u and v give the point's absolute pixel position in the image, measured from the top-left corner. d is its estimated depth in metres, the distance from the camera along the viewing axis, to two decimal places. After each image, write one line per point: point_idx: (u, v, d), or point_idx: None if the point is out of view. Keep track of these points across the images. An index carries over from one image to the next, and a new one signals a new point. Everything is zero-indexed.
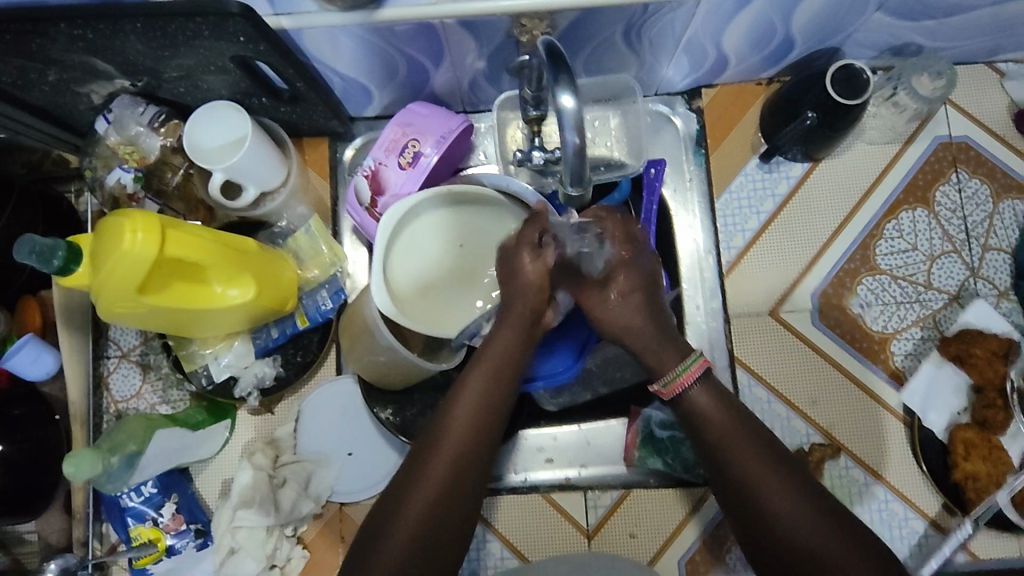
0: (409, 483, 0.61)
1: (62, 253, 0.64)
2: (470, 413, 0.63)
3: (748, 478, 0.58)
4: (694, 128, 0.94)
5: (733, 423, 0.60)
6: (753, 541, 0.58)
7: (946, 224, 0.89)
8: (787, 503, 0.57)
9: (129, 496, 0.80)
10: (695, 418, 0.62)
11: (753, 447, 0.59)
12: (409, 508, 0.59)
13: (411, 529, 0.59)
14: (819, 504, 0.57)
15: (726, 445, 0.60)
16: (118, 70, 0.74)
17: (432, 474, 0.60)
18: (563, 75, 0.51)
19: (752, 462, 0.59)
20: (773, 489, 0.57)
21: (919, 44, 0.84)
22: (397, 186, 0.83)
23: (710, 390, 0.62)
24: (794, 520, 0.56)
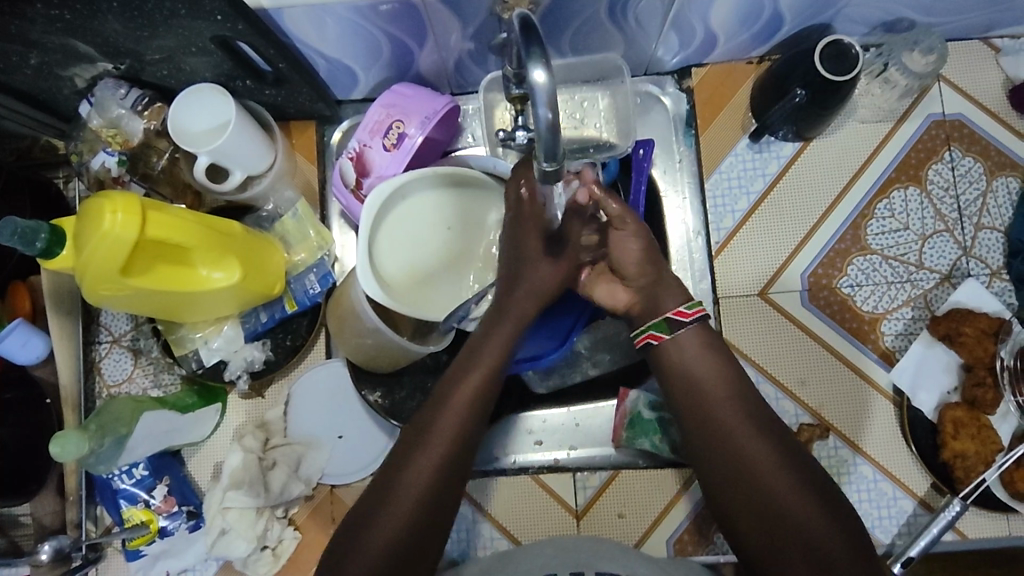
0: (422, 437, 0.66)
1: (45, 235, 0.65)
2: (482, 379, 0.69)
3: (729, 423, 0.64)
4: (684, 109, 0.93)
5: (720, 375, 0.67)
6: (724, 485, 0.63)
7: (939, 203, 0.89)
8: (763, 449, 0.63)
9: (121, 478, 0.81)
10: (683, 364, 0.68)
11: (731, 396, 0.66)
12: (417, 475, 0.64)
13: (418, 494, 0.64)
14: (791, 456, 0.63)
15: (711, 393, 0.66)
16: (99, 52, 0.73)
17: (443, 431, 0.66)
18: (535, 49, 0.51)
19: (733, 410, 0.65)
20: (750, 436, 0.64)
21: (911, 19, 0.83)
22: (381, 168, 0.83)
23: (698, 338, 0.69)
24: (769, 466, 0.62)
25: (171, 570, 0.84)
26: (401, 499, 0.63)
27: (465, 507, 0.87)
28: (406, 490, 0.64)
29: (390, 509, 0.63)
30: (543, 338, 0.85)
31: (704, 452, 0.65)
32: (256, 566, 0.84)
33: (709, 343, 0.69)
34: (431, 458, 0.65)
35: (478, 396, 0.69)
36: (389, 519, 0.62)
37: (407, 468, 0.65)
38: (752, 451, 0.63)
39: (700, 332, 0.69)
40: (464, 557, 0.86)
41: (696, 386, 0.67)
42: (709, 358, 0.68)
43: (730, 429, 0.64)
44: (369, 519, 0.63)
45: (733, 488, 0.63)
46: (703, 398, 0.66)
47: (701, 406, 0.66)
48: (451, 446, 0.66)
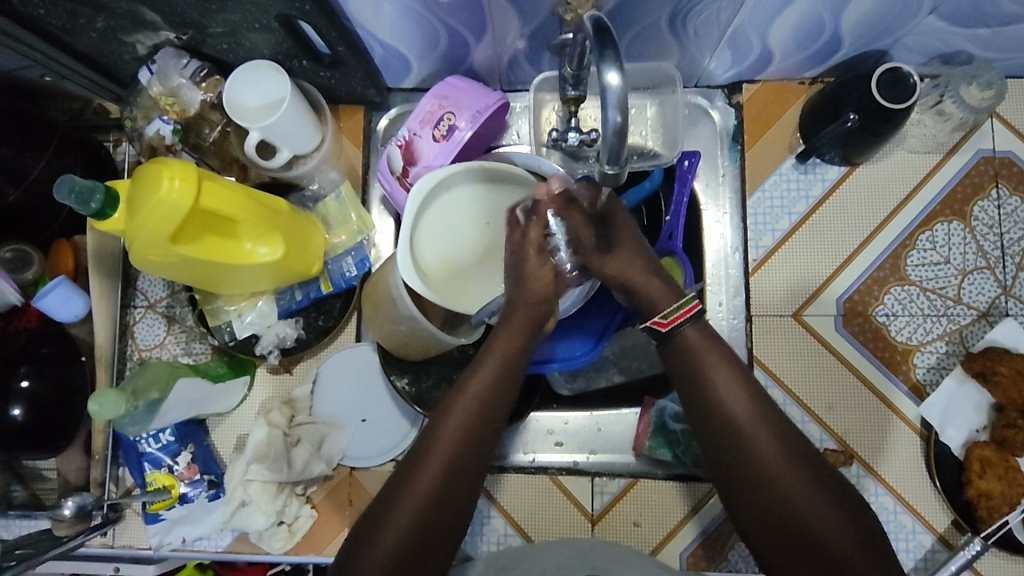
0: (426, 448, 0.62)
1: (100, 197, 0.66)
2: (488, 380, 0.65)
3: (756, 449, 0.60)
4: (731, 124, 0.92)
5: (728, 372, 0.63)
6: (751, 512, 0.60)
7: (982, 240, 0.88)
8: (795, 478, 0.59)
9: (147, 442, 0.82)
10: (701, 379, 0.63)
11: (743, 398, 0.62)
12: (419, 486, 0.61)
13: (419, 506, 0.60)
14: (826, 483, 0.60)
15: (722, 397, 0.62)
16: (165, 21, 0.75)
17: (448, 440, 0.62)
18: (609, 52, 0.53)
19: (760, 434, 0.60)
20: (767, 445, 0.60)
21: (970, 53, 0.82)
22: (429, 158, 0.84)
23: (705, 339, 0.65)
24: (801, 494, 0.59)
25: (187, 537, 0.85)
26: (404, 513, 0.60)
27: (481, 501, 0.87)
28: (410, 502, 0.60)
29: (395, 521, 0.60)
30: (573, 340, 0.85)
31: (721, 461, 0.62)
32: (271, 540, 0.84)
33: (724, 352, 0.64)
34: (436, 469, 0.61)
35: (488, 401, 0.65)
36: (392, 531, 0.60)
37: (412, 481, 0.61)
38: (781, 480, 0.59)
39: (701, 334, 0.65)
40: (476, 551, 0.86)
41: (713, 407, 0.62)
42: (727, 371, 0.63)
43: (757, 455, 0.60)
44: (372, 532, 0.60)
45: (761, 517, 0.60)
46: (709, 401, 0.62)
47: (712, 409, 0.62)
48: (459, 455, 0.62)
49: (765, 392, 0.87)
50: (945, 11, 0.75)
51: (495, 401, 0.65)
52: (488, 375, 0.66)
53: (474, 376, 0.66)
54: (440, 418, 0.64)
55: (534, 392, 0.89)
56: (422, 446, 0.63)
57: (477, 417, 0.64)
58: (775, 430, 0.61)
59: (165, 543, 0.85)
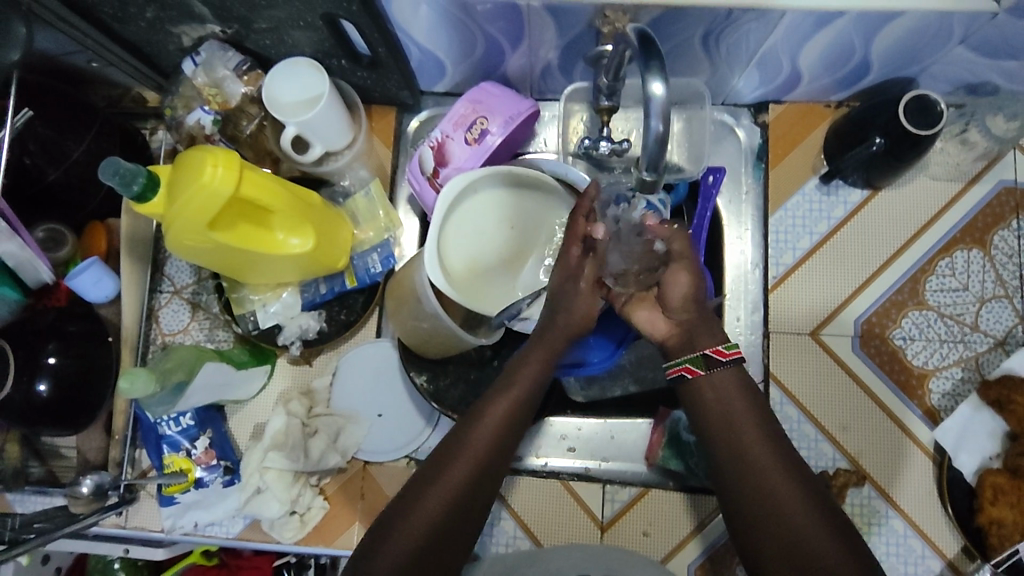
0: (447, 455, 0.64)
1: (142, 180, 0.68)
2: (514, 398, 0.67)
3: (772, 481, 0.61)
4: (756, 142, 0.94)
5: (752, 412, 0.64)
6: (759, 536, 0.60)
7: (1001, 269, 0.89)
8: (805, 505, 0.60)
9: (167, 425, 0.84)
10: (719, 406, 0.65)
11: (766, 437, 0.63)
12: (439, 489, 0.62)
13: (437, 509, 0.61)
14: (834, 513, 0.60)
15: (746, 435, 0.63)
16: (213, 15, 0.77)
17: (470, 450, 0.64)
18: (652, 63, 0.54)
19: (770, 462, 0.62)
20: (785, 481, 0.61)
21: (996, 84, 0.83)
22: (460, 160, 0.85)
23: (735, 376, 0.66)
24: (809, 519, 0.59)
25: (199, 522, 0.86)
26: (422, 515, 0.61)
27: (492, 502, 0.88)
28: (428, 506, 0.61)
29: (413, 521, 0.61)
30: (592, 346, 0.85)
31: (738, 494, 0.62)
32: (283, 530, 0.85)
33: (746, 383, 0.66)
34: (456, 476, 0.63)
35: (511, 417, 0.66)
36: (409, 532, 0.61)
37: (431, 485, 0.62)
38: (790, 506, 0.60)
39: (737, 375, 0.66)
40: (485, 552, 0.86)
41: (728, 432, 0.64)
42: (745, 400, 0.65)
43: (768, 481, 0.61)
44: (389, 530, 0.61)
45: (768, 539, 0.60)
46: (733, 438, 0.63)
47: (735, 445, 0.63)
48: (478, 465, 0.64)
49: (779, 408, 0.87)
50: (973, 42, 0.76)
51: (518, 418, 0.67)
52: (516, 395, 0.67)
53: (499, 391, 0.67)
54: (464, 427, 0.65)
55: (548, 396, 0.91)
56: (444, 453, 0.64)
57: (501, 426, 0.65)
58: (793, 469, 0.62)
59: (177, 527, 0.86)
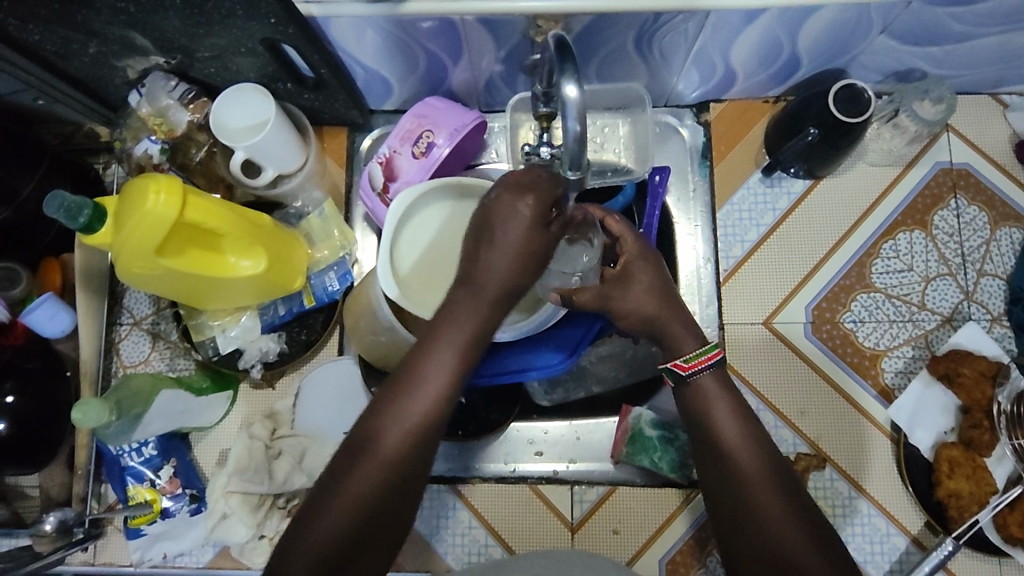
0: (360, 451, 0.60)
1: (88, 212, 0.68)
2: (438, 381, 0.61)
3: (748, 483, 0.60)
4: (700, 141, 0.96)
5: (733, 416, 0.63)
6: (740, 535, 0.59)
7: (943, 247, 0.91)
8: (770, 495, 0.59)
9: (130, 455, 0.83)
10: (699, 407, 0.64)
11: (748, 441, 0.62)
12: (358, 479, 0.59)
13: (358, 500, 0.58)
14: (802, 506, 0.59)
15: (726, 442, 0.62)
16: (154, 46, 0.78)
17: (379, 451, 0.59)
18: (568, 66, 0.56)
19: (749, 461, 0.61)
20: (761, 484, 0.60)
21: (924, 70, 0.87)
22: (409, 175, 0.87)
23: (716, 382, 0.65)
24: (773, 514, 0.58)
25: (168, 553, 0.86)
26: (345, 506, 0.58)
27: (462, 512, 0.88)
28: (342, 509, 0.58)
29: (335, 513, 0.58)
30: (549, 349, 0.87)
31: (719, 498, 0.61)
32: (253, 555, 0.83)
33: (727, 387, 0.65)
34: (371, 471, 0.59)
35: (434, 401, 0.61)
36: (333, 525, 0.57)
37: (342, 484, 0.59)
38: (765, 507, 0.59)
39: (716, 380, 0.65)
40: (459, 563, 0.86)
41: (706, 430, 0.63)
42: (725, 403, 0.64)
43: (738, 477, 0.61)
44: (313, 521, 0.58)
45: (745, 542, 0.59)
46: (713, 443, 0.63)
47: (714, 450, 0.62)
48: (401, 452, 0.60)
49: (739, 397, 0.89)
50: (894, 31, 0.79)
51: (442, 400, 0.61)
52: (441, 372, 0.61)
53: (424, 373, 0.61)
54: (374, 424, 0.60)
55: (513, 402, 0.92)
56: (350, 455, 0.60)
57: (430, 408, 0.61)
58: (771, 475, 0.60)
59: (145, 560, 0.86)
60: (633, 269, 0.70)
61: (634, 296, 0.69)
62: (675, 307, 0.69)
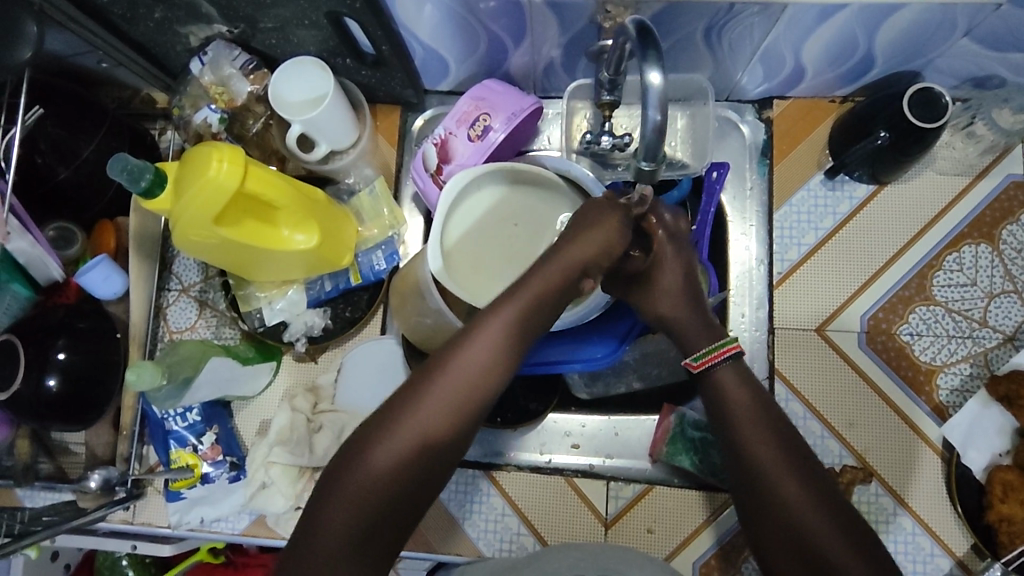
0: (401, 407, 0.59)
1: (150, 176, 0.68)
2: (491, 348, 0.61)
3: (773, 474, 0.59)
4: (761, 139, 0.93)
5: (753, 403, 0.63)
6: (765, 524, 0.59)
7: (1010, 264, 0.88)
8: (796, 486, 0.58)
9: (174, 420, 0.85)
10: (719, 395, 0.64)
11: (771, 429, 0.62)
12: (396, 438, 0.58)
13: (393, 459, 0.57)
14: (841, 507, 0.58)
15: (747, 431, 0.62)
16: (219, 14, 0.78)
17: (399, 434, 0.58)
18: (651, 54, 0.55)
19: (774, 451, 0.60)
20: (788, 475, 0.59)
21: (1002, 77, 0.83)
22: (464, 157, 0.86)
23: (734, 375, 0.65)
24: (809, 513, 0.57)
25: (205, 518, 0.87)
26: (378, 466, 0.57)
27: (496, 498, 0.88)
28: (376, 466, 0.57)
29: (369, 470, 0.57)
30: (594, 342, 0.85)
31: (740, 486, 0.61)
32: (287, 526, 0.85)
33: (744, 379, 0.65)
34: (410, 430, 0.58)
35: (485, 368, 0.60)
36: (366, 481, 0.57)
37: (382, 440, 0.58)
38: (796, 499, 0.58)
39: (735, 370, 0.66)
40: (489, 549, 0.86)
41: (729, 419, 0.63)
42: (746, 392, 0.64)
43: (759, 463, 0.60)
44: (346, 477, 0.57)
45: (772, 530, 0.58)
46: (734, 431, 0.62)
47: (736, 438, 0.62)
48: (446, 414, 0.59)
49: (785, 405, 0.87)
50: (978, 34, 0.76)
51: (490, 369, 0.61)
52: (493, 342, 0.61)
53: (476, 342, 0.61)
54: (397, 406, 0.59)
55: (552, 393, 0.91)
56: (368, 435, 0.58)
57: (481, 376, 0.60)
58: (796, 468, 0.59)
59: (183, 522, 0.87)
60: (658, 271, 0.72)
61: (659, 294, 0.72)
62: (696, 302, 0.72)
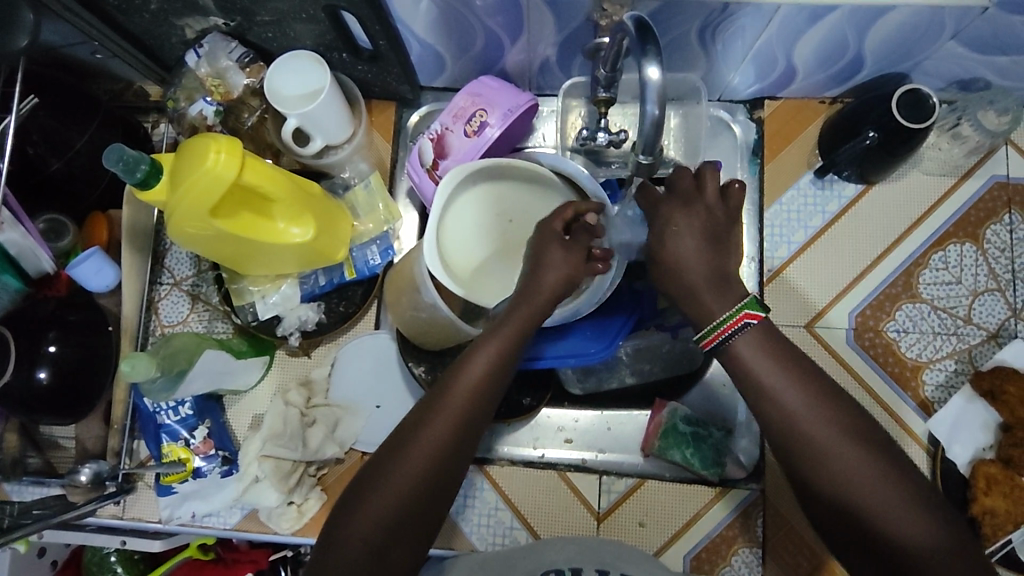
0: (403, 441, 0.60)
1: (145, 167, 0.68)
2: (485, 368, 0.62)
3: (820, 447, 0.56)
4: (752, 138, 0.95)
5: (784, 371, 0.58)
6: (825, 503, 0.57)
7: (993, 262, 0.90)
8: (846, 455, 0.56)
9: (166, 414, 0.85)
10: (745, 370, 0.59)
11: (809, 397, 0.58)
12: (399, 472, 0.58)
13: (398, 492, 0.58)
14: (887, 456, 0.56)
15: (785, 403, 0.57)
16: (216, 7, 0.78)
17: (441, 424, 0.60)
18: (649, 49, 0.56)
19: (818, 423, 0.57)
20: (838, 444, 0.56)
21: (987, 80, 0.85)
22: (460, 153, 0.87)
23: (757, 345, 0.59)
24: (868, 483, 0.55)
25: (196, 512, 0.86)
26: (385, 500, 0.58)
27: (489, 493, 0.88)
28: (382, 500, 0.58)
29: (373, 503, 0.58)
30: (588, 337, 0.85)
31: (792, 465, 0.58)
32: (280, 520, 0.84)
33: (774, 345, 0.60)
34: (413, 464, 0.59)
35: (476, 393, 0.61)
36: (373, 516, 0.58)
37: (386, 475, 0.59)
38: (849, 472, 0.55)
39: (759, 336, 0.60)
40: (482, 543, 0.86)
41: (762, 393, 0.58)
42: (772, 359, 0.59)
43: (806, 437, 0.57)
44: (353, 514, 0.58)
45: (835, 512, 0.56)
46: (768, 406, 0.58)
47: (776, 411, 0.58)
48: (448, 441, 0.60)
49: None
50: (965, 37, 0.77)
51: (483, 392, 0.61)
52: (482, 362, 0.62)
53: (469, 364, 0.62)
54: (437, 396, 0.61)
55: (546, 387, 0.92)
56: (398, 443, 0.60)
57: (474, 400, 0.61)
58: (846, 436, 0.56)
59: (174, 517, 0.87)
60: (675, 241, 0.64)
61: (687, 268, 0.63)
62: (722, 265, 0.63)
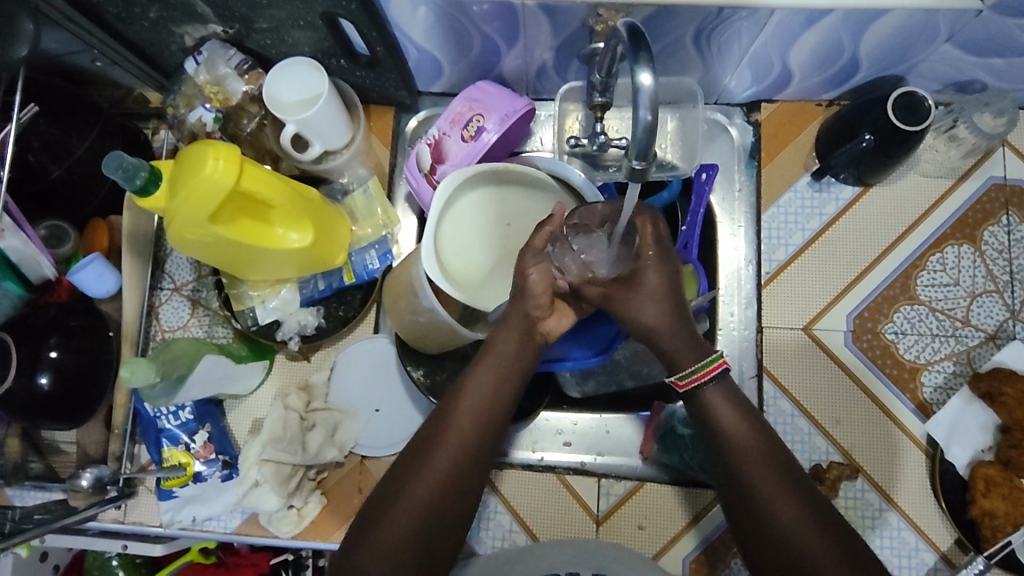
0: (403, 480, 0.63)
1: (145, 174, 0.69)
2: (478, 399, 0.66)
3: (769, 504, 0.59)
4: (749, 141, 0.95)
5: (744, 426, 0.63)
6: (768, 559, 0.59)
7: (991, 264, 0.90)
8: (793, 509, 0.59)
9: (167, 418, 0.86)
10: (707, 419, 0.64)
11: (760, 449, 0.62)
12: (400, 510, 0.61)
13: (402, 530, 0.61)
14: (818, 505, 0.60)
15: (742, 462, 0.61)
16: (215, 14, 0.79)
17: (440, 460, 0.63)
18: (642, 56, 0.56)
19: (767, 475, 0.61)
20: (778, 499, 0.59)
21: (984, 82, 0.85)
22: (456, 158, 0.87)
23: (722, 396, 0.64)
24: (810, 539, 0.58)
25: (196, 517, 0.87)
26: (385, 536, 0.61)
27: (488, 496, 0.88)
28: (382, 537, 0.61)
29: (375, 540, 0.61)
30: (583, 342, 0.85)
31: (740, 520, 0.61)
32: (281, 524, 0.85)
33: (733, 395, 0.65)
34: (414, 500, 0.62)
35: (474, 430, 0.65)
36: (371, 551, 0.60)
37: (389, 513, 0.61)
38: (791, 528, 0.58)
39: (723, 392, 0.64)
40: (482, 547, 0.87)
41: (721, 445, 0.63)
42: (735, 417, 0.63)
43: (757, 489, 0.60)
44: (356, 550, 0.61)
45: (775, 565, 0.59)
46: (731, 463, 0.62)
47: (734, 465, 0.62)
48: (449, 478, 0.63)
49: (773, 402, 0.88)
50: (961, 39, 0.77)
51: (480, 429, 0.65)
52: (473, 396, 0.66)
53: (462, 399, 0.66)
54: (426, 445, 0.64)
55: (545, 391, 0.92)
56: (399, 482, 0.63)
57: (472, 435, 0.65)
58: (796, 495, 0.60)
59: (175, 521, 0.87)
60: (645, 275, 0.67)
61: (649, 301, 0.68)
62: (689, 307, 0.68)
